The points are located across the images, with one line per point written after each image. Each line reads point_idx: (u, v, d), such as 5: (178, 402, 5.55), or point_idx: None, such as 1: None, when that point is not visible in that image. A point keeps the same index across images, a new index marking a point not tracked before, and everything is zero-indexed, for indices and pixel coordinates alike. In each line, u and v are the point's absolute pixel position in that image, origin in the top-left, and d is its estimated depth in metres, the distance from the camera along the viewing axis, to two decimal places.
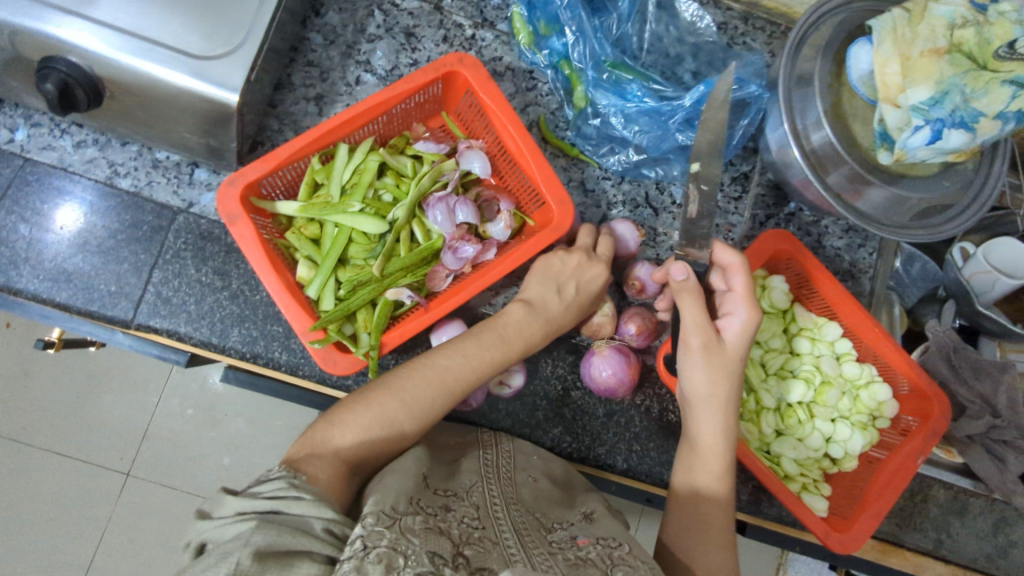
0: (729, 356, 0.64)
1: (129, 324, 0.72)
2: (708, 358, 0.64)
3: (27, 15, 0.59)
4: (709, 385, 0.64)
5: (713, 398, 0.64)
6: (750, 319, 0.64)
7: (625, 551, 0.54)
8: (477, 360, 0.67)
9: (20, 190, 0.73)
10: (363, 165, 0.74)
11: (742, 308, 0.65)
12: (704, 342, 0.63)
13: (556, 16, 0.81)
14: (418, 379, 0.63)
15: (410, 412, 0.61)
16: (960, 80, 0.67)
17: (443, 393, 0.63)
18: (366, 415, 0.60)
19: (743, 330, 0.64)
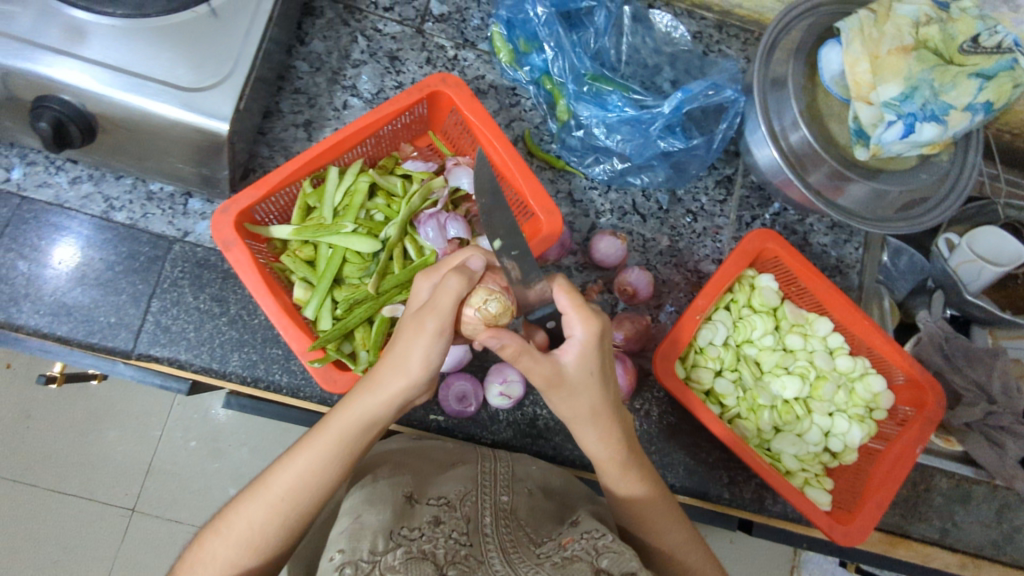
0: (571, 384, 0.55)
1: (130, 354, 0.73)
2: (571, 390, 0.55)
3: (19, 57, 0.61)
4: (585, 410, 0.56)
5: (602, 420, 0.58)
6: (589, 334, 0.55)
7: (607, 541, 0.53)
8: (353, 417, 0.54)
9: (18, 227, 0.74)
10: (354, 186, 0.76)
11: (579, 326, 0.55)
12: (545, 381, 0.54)
13: (535, 33, 0.85)
14: (289, 461, 0.54)
15: (286, 498, 0.53)
16: (928, 75, 0.70)
17: (321, 462, 0.54)
18: (242, 522, 0.52)
19: (583, 349, 0.55)
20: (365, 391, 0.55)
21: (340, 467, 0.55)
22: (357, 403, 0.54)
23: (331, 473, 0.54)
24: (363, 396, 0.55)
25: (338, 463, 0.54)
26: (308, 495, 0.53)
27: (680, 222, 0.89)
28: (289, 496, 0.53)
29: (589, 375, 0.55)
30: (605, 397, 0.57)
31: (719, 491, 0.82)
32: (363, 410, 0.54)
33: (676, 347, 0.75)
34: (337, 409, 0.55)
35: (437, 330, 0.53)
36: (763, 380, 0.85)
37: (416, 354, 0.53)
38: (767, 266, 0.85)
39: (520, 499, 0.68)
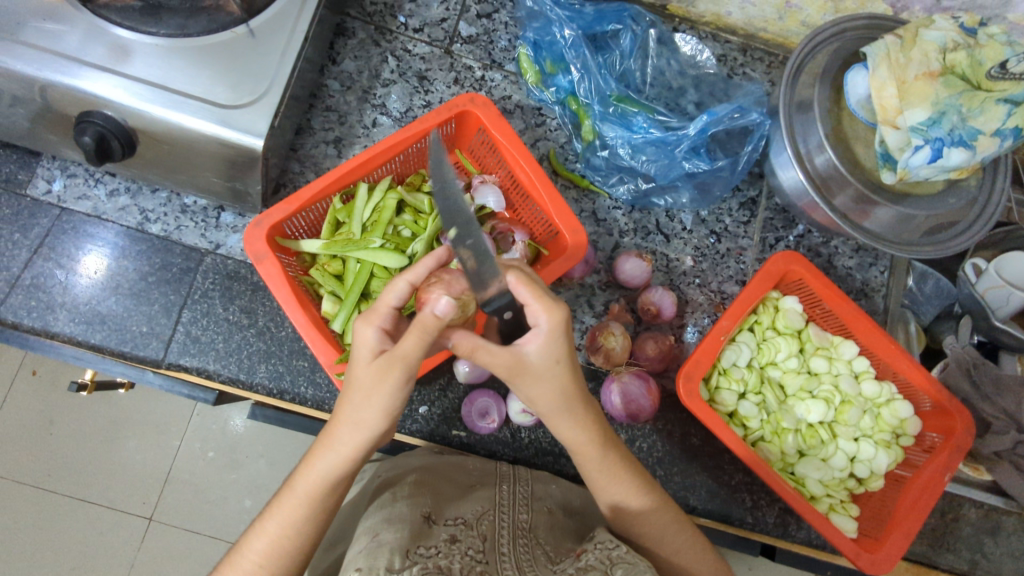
0: (535, 373, 0.53)
1: (160, 363, 0.75)
2: (536, 378, 0.53)
3: (65, 74, 0.63)
4: (551, 397, 0.54)
5: (572, 407, 0.56)
6: (554, 323, 0.52)
7: (622, 553, 0.54)
8: (318, 475, 0.54)
9: (58, 238, 0.76)
10: (382, 203, 0.77)
11: (542, 315, 0.52)
12: (509, 371, 0.52)
13: (561, 55, 0.87)
14: (262, 529, 0.54)
15: (264, 563, 0.53)
16: (956, 101, 0.70)
17: (295, 524, 0.54)
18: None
19: (550, 339, 0.52)
20: (325, 448, 0.54)
21: (314, 524, 0.55)
22: (321, 460, 0.54)
23: (306, 530, 0.54)
24: (326, 451, 0.54)
25: (312, 521, 0.54)
26: (286, 556, 0.54)
27: (704, 243, 0.89)
28: (266, 562, 0.53)
29: (554, 363, 0.53)
30: (574, 384, 0.55)
31: (741, 514, 0.81)
32: (329, 466, 0.54)
33: (700, 368, 0.75)
34: (301, 470, 0.55)
35: (404, 377, 0.50)
36: (787, 404, 0.84)
37: (373, 407, 0.51)
38: (791, 288, 0.84)
39: (540, 518, 0.67)
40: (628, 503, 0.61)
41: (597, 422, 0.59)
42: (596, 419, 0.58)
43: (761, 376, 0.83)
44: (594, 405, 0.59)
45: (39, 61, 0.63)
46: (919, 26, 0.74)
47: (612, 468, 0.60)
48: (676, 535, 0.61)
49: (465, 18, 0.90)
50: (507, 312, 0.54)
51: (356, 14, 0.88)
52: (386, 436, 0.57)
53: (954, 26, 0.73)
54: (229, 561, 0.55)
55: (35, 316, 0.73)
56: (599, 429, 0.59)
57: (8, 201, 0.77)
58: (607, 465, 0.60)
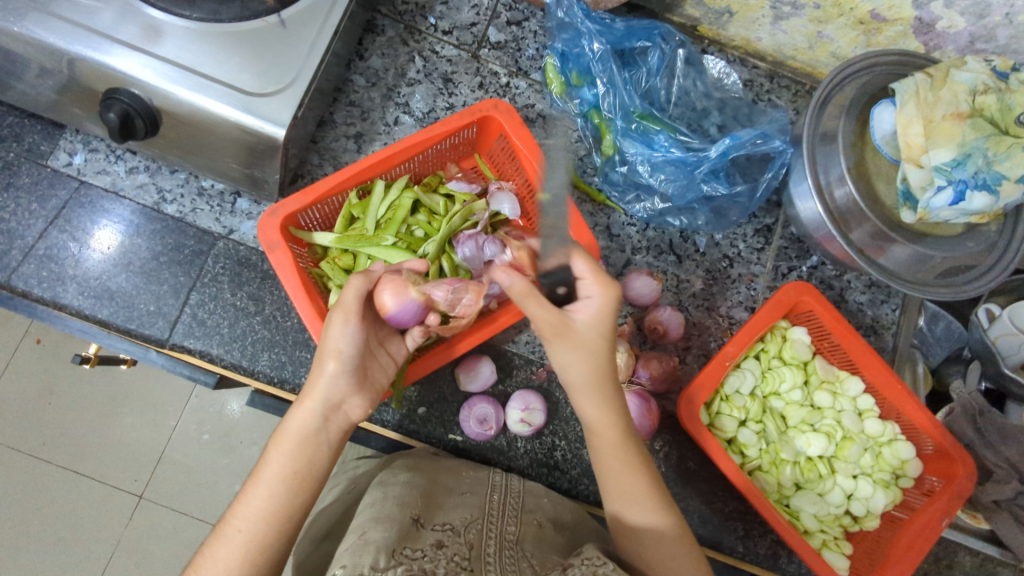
0: (579, 338, 0.57)
1: (164, 344, 0.75)
2: (579, 343, 0.57)
3: (97, 50, 0.63)
4: (586, 366, 0.57)
5: (601, 384, 0.59)
6: (608, 298, 0.57)
7: (607, 570, 0.53)
8: (286, 433, 0.54)
9: (74, 211, 0.77)
10: (397, 201, 0.77)
11: (596, 288, 0.57)
12: (554, 329, 0.56)
13: (587, 68, 0.87)
14: (244, 498, 0.53)
15: (245, 528, 0.51)
16: (983, 143, 0.69)
17: (276, 489, 0.52)
18: (208, 563, 0.50)
19: (598, 312, 0.57)
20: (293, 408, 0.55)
21: (291, 490, 0.53)
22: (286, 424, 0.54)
23: (285, 495, 0.52)
24: (293, 413, 0.55)
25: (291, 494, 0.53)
26: (269, 523, 0.51)
27: (716, 267, 0.89)
28: (248, 527, 0.51)
29: (599, 333, 0.57)
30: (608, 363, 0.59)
31: (732, 543, 0.80)
32: (298, 422, 0.54)
33: (703, 392, 0.74)
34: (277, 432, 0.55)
35: (343, 319, 0.56)
36: (787, 435, 0.83)
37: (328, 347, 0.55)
38: (800, 318, 0.84)
39: (528, 530, 0.67)
40: (629, 509, 0.60)
41: (618, 404, 0.61)
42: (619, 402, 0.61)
43: (764, 405, 0.82)
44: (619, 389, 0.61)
45: (65, 33, 0.63)
46: (950, 67, 0.73)
47: (618, 466, 0.61)
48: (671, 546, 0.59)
49: (495, 24, 0.90)
50: (561, 287, 0.58)
51: (388, 12, 0.88)
52: (360, 413, 0.58)
53: (986, 69, 0.72)
54: (212, 537, 0.52)
55: (44, 287, 0.74)
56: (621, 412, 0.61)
57: (28, 170, 0.77)
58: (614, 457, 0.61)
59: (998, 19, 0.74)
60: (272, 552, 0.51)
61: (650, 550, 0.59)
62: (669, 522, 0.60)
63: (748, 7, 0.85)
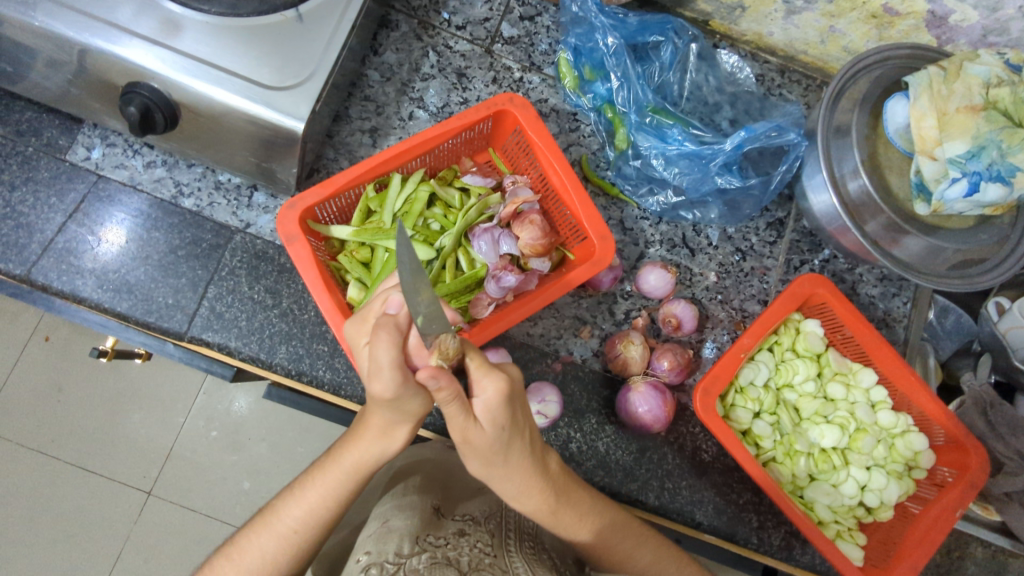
0: (482, 444, 0.51)
1: (182, 336, 0.75)
2: (488, 449, 0.52)
3: (115, 43, 0.64)
4: (505, 464, 0.53)
5: (508, 470, 0.54)
6: (497, 391, 0.49)
7: None
8: (362, 465, 0.54)
9: (92, 205, 0.77)
10: (414, 195, 0.78)
11: (486, 384, 0.49)
12: (462, 437, 0.50)
13: (601, 62, 0.87)
14: (294, 497, 0.56)
15: (299, 530, 0.54)
16: (996, 136, 0.70)
17: (334, 496, 0.55)
18: (254, 553, 0.54)
19: (493, 408, 0.49)
20: (365, 438, 0.54)
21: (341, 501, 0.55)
22: (358, 449, 0.54)
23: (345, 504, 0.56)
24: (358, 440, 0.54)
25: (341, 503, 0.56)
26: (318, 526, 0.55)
27: (728, 260, 0.89)
28: (301, 528, 0.55)
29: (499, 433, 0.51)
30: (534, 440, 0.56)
31: (746, 534, 0.81)
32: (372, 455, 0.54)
33: (717, 384, 0.75)
34: (347, 443, 0.55)
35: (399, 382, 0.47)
36: (801, 427, 0.84)
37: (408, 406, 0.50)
38: (813, 311, 0.84)
39: (546, 524, 0.69)
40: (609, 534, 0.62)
41: (546, 484, 0.57)
42: (544, 484, 0.56)
43: (777, 397, 0.83)
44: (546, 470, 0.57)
45: (85, 26, 0.63)
46: (963, 60, 0.74)
47: (581, 505, 0.60)
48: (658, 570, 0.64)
49: (508, 19, 0.90)
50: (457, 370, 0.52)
51: (401, 7, 0.88)
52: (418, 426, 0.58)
53: (998, 62, 0.73)
54: (261, 521, 0.56)
55: (64, 280, 0.74)
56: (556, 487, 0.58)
57: (46, 164, 0.78)
58: (568, 514, 0.59)
59: (1011, 12, 0.74)
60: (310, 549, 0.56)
61: (645, 568, 0.64)
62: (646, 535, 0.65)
63: (761, 1, 0.86)
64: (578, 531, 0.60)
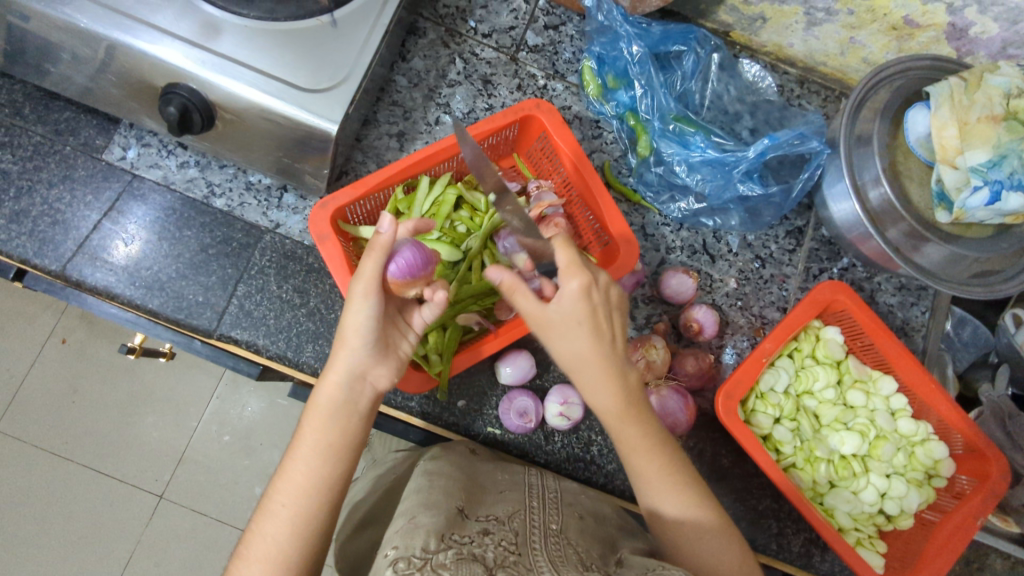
0: (562, 319, 0.56)
1: (212, 334, 0.77)
2: (561, 331, 0.57)
3: (156, 44, 0.65)
4: (582, 347, 0.57)
5: (595, 348, 0.57)
6: (579, 285, 0.56)
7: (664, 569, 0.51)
8: (319, 406, 0.55)
9: (127, 203, 0.79)
10: (442, 197, 0.79)
11: (570, 277, 0.56)
12: (540, 313, 0.57)
13: (624, 71, 0.89)
14: (284, 472, 0.53)
15: (290, 503, 0.51)
16: (1017, 145, 0.71)
17: (320, 450, 0.54)
18: (260, 538, 0.50)
19: (576, 297, 0.56)
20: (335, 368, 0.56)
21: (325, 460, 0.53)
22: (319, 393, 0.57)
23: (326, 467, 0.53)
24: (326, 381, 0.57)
25: (330, 465, 0.53)
26: (314, 505, 0.52)
27: (749, 267, 0.90)
28: (292, 502, 0.51)
29: (582, 313, 0.56)
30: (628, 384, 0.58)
31: (766, 540, 0.81)
32: (326, 395, 0.55)
33: (740, 388, 0.76)
34: (317, 391, 0.56)
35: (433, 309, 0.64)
36: (821, 433, 0.84)
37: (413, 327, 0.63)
38: (833, 318, 0.85)
39: (569, 522, 0.68)
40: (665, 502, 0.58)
41: (623, 387, 0.58)
42: (621, 386, 0.58)
43: (798, 403, 0.83)
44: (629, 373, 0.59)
45: (127, 27, 0.65)
46: (983, 72, 0.75)
47: (644, 439, 0.59)
48: (703, 534, 0.57)
49: (533, 28, 0.92)
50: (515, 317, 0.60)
51: (429, 15, 0.90)
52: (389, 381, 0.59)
53: (1018, 74, 0.74)
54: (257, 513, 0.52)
55: (98, 276, 0.76)
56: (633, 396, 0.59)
57: (83, 163, 0.80)
58: (632, 430, 0.59)
59: None
60: (316, 522, 0.52)
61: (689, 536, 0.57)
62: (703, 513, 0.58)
63: (782, 13, 0.88)
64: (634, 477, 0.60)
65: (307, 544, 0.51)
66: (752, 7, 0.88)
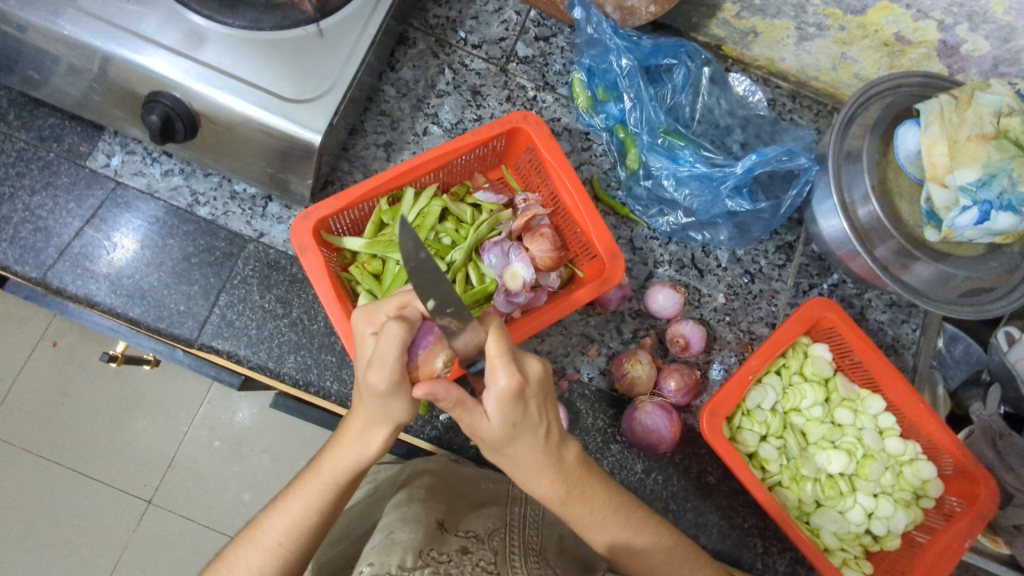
0: (497, 433, 0.53)
1: (192, 343, 0.76)
2: (502, 441, 0.54)
3: (139, 52, 0.65)
4: (514, 452, 0.55)
5: (520, 449, 0.55)
6: (508, 386, 0.51)
7: None
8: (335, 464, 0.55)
9: (110, 211, 0.78)
10: (426, 209, 0.79)
11: (499, 376, 0.50)
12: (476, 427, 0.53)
13: (614, 83, 0.88)
14: (279, 505, 0.56)
15: (285, 541, 0.54)
16: (1007, 165, 0.70)
17: (318, 503, 0.55)
18: (240, 563, 0.54)
19: (501, 401, 0.51)
20: (348, 437, 0.55)
21: (332, 502, 0.56)
22: (337, 454, 0.55)
23: (323, 511, 0.56)
24: (343, 437, 0.56)
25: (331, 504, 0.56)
26: (303, 536, 0.55)
27: (737, 282, 0.89)
28: (285, 539, 0.54)
29: (513, 424, 0.53)
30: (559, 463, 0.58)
31: (751, 559, 0.81)
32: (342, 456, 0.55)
33: (725, 406, 0.75)
34: (334, 446, 0.56)
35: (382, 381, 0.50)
36: (808, 451, 0.83)
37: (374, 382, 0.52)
38: (822, 335, 0.84)
39: (549, 542, 0.68)
40: (624, 537, 0.61)
41: (561, 473, 0.58)
42: (558, 470, 0.58)
43: (785, 421, 0.83)
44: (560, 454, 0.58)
45: (109, 35, 0.65)
46: (974, 89, 0.74)
47: (594, 509, 0.60)
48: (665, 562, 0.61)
49: (523, 39, 0.92)
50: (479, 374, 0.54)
51: (419, 25, 0.90)
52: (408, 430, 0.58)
53: (1009, 92, 0.73)
54: (247, 536, 0.56)
55: (78, 284, 0.75)
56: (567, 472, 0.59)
57: (67, 169, 0.79)
58: (578, 508, 0.59)
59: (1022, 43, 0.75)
60: (306, 553, 0.55)
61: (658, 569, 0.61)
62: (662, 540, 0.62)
63: (774, 27, 0.87)
64: (587, 537, 0.62)
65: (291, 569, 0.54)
66: (743, 21, 0.88)
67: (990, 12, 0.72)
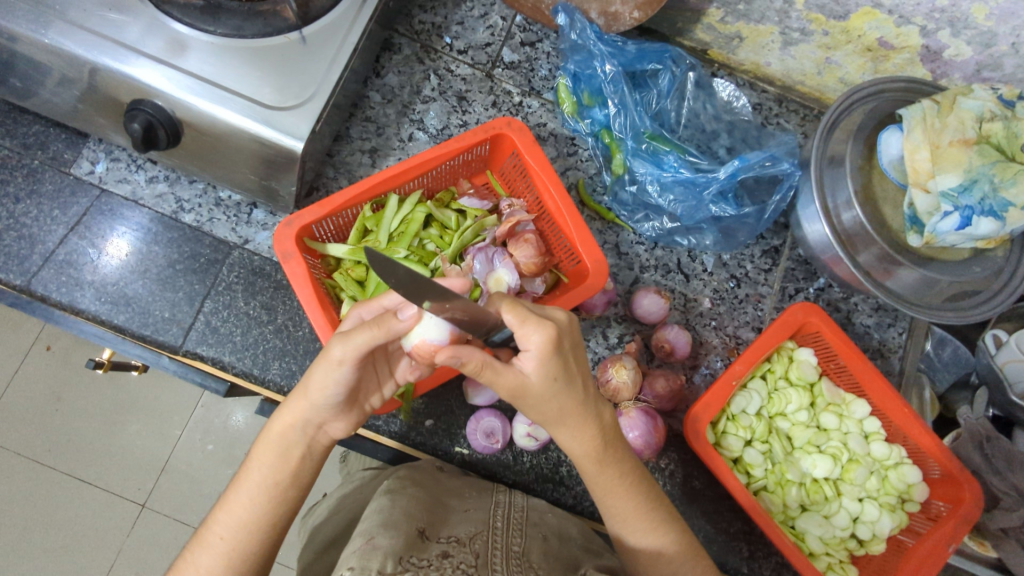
0: (536, 394, 0.52)
1: (177, 350, 0.76)
2: (540, 398, 0.52)
3: (123, 61, 0.65)
4: (555, 411, 0.54)
5: (564, 416, 0.54)
6: (545, 343, 0.49)
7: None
8: (269, 443, 0.55)
9: (95, 218, 0.79)
10: (410, 216, 0.79)
11: (534, 335, 0.49)
12: (511, 393, 0.51)
13: (599, 89, 0.89)
14: (226, 505, 0.55)
15: (227, 535, 0.53)
16: (989, 169, 0.70)
17: (270, 489, 0.55)
18: (190, 567, 0.52)
19: (541, 361, 0.50)
20: (290, 415, 0.55)
21: (269, 500, 0.54)
22: (286, 429, 0.55)
23: (262, 506, 0.54)
24: (282, 419, 0.55)
25: (269, 501, 0.54)
26: (251, 532, 0.54)
27: (723, 286, 0.89)
28: (230, 534, 0.53)
29: (550, 382, 0.51)
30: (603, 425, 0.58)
31: (736, 564, 0.80)
32: (280, 435, 0.55)
33: (708, 411, 0.75)
34: (274, 421, 0.56)
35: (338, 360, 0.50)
36: (793, 456, 0.83)
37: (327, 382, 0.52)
38: (807, 339, 0.84)
39: (533, 544, 0.67)
40: (628, 532, 0.61)
41: (598, 430, 0.57)
42: (596, 431, 0.57)
43: (770, 425, 0.83)
44: (600, 417, 0.58)
45: (94, 44, 0.65)
46: (957, 94, 0.74)
47: (611, 481, 0.59)
48: (667, 560, 0.60)
49: (509, 45, 0.92)
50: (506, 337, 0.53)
51: (404, 31, 0.90)
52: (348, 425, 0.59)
53: (992, 97, 0.73)
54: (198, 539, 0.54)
55: (62, 291, 0.75)
56: (601, 436, 0.58)
57: (51, 177, 0.79)
58: (608, 474, 0.59)
59: (1005, 49, 0.75)
60: (255, 552, 0.54)
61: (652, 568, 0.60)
62: (663, 538, 0.61)
63: (758, 32, 0.87)
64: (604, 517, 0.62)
65: (248, 570, 0.53)
66: (728, 26, 0.88)
67: (971, 18, 0.72)
